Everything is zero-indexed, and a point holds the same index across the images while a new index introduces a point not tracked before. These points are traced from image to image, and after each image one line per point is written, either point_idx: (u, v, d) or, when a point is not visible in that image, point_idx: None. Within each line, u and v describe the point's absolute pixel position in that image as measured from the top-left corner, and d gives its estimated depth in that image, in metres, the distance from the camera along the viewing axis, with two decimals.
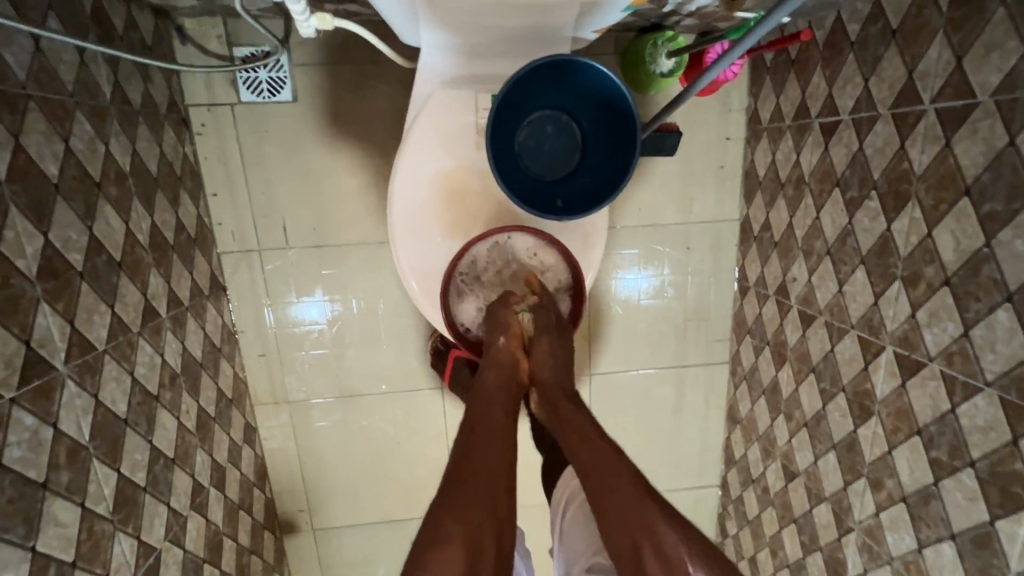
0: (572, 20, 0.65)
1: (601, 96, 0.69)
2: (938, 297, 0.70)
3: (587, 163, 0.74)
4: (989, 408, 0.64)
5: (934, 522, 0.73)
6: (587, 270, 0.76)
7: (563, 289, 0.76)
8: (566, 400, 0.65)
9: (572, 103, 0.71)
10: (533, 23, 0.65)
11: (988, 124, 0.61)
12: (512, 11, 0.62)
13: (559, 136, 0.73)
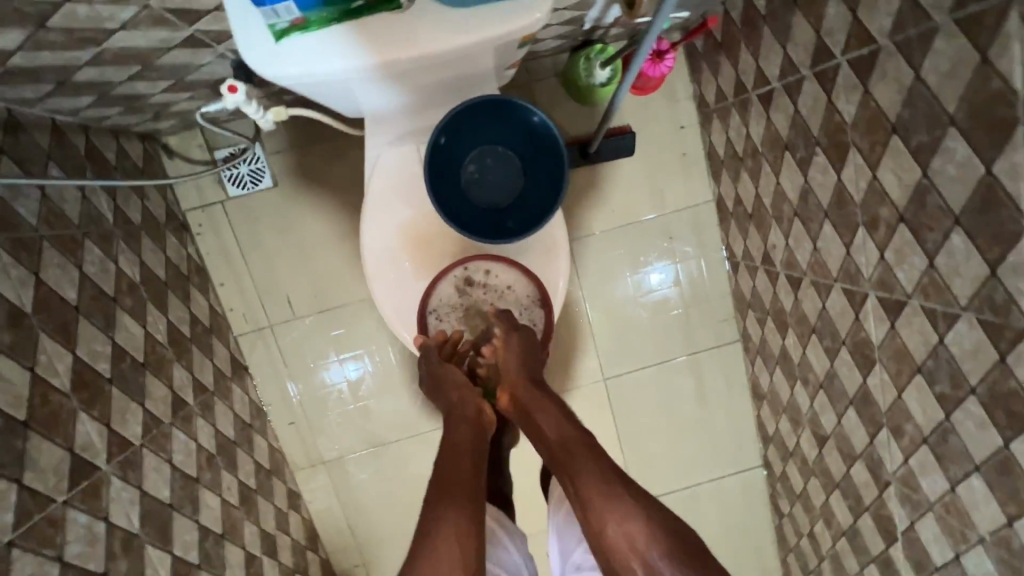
0: (493, 62, 0.68)
1: (524, 123, 0.75)
2: (899, 235, 0.71)
3: (531, 183, 0.80)
4: (971, 331, 0.64)
5: (957, 458, 0.72)
6: (556, 281, 0.79)
7: (534, 302, 0.79)
8: (547, 405, 0.70)
9: (502, 134, 0.78)
10: (456, 74, 0.68)
11: (894, 64, 0.64)
12: (430, 72, 0.65)
13: (499, 165, 0.80)
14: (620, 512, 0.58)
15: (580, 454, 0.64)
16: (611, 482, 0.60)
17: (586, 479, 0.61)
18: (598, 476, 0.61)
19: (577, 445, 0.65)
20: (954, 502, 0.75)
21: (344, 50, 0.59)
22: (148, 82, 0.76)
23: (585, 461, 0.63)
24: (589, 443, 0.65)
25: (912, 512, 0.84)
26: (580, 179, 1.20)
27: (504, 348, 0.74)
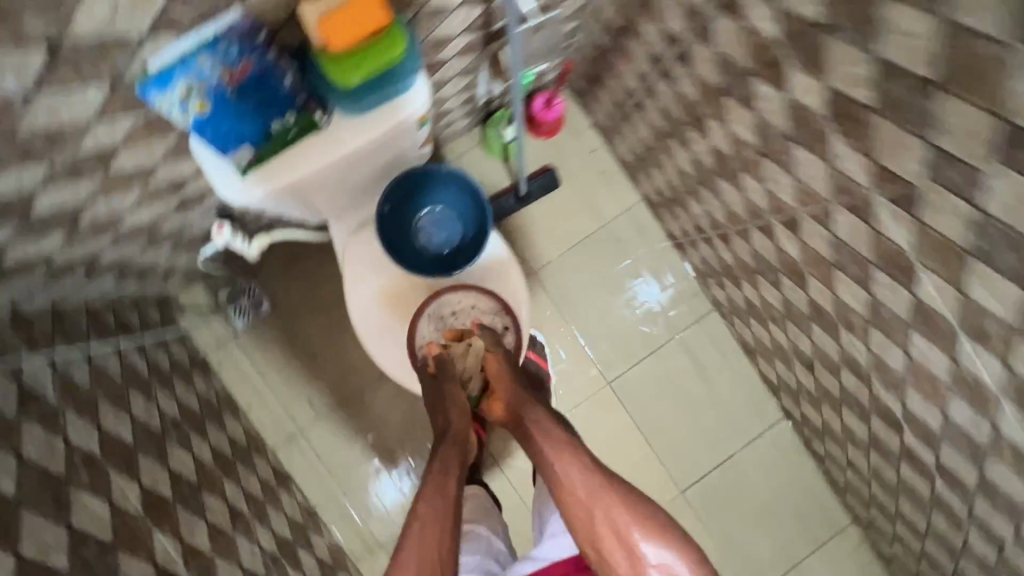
0: (415, 139, 0.79)
1: (448, 183, 0.95)
2: (766, 166, 0.86)
3: (468, 227, 0.98)
4: (845, 217, 0.77)
5: (893, 326, 0.82)
6: (515, 296, 0.94)
7: (500, 316, 0.92)
8: (534, 412, 0.84)
9: (434, 198, 0.96)
10: (387, 158, 0.79)
11: (700, 47, 0.83)
12: (363, 162, 0.75)
13: (438, 222, 0.98)
14: (609, 506, 0.75)
15: (573, 459, 0.79)
16: (595, 478, 0.77)
17: (581, 482, 0.77)
18: (591, 478, 0.77)
19: (571, 449, 0.80)
20: (914, 366, 0.83)
21: (284, 164, 0.67)
22: (154, 248, 0.95)
23: (580, 464, 0.78)
24: (578, 444, 0.80)
25: (896, 394, 0.92)
26: (526, 220, 1.36)
27: (504, 375, 0.87)
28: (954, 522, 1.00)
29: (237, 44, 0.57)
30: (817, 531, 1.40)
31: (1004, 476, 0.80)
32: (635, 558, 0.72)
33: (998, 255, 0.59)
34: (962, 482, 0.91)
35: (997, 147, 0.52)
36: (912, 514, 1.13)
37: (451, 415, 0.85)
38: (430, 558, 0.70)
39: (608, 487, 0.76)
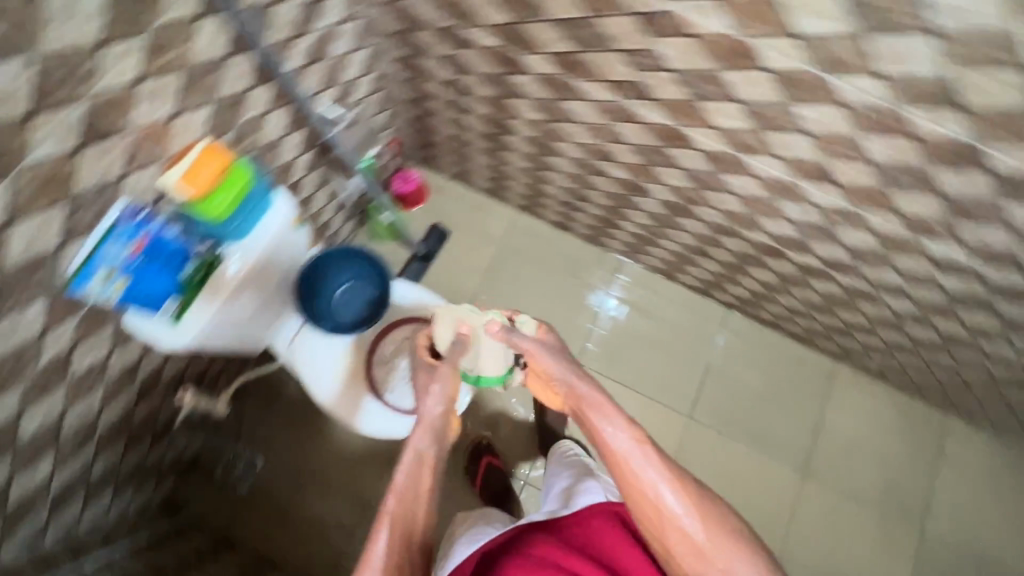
0: (303, 240, 0.96)
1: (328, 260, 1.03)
2: (562, 128, 1.10)
3: (368, 280, 1.07)
4: (625, 128, 1.00)
5: (709, 180, 1.03)
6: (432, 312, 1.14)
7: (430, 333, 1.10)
8: (600, 405, 0.82)
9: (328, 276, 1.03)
10: (288, 264, 0.95)
11: (469, 78, 1.09)
12: (266, 273, 0.91)
13: (346, 290, 1.04)
14: (674, 504, 0.78)
15: (639, 455, 0.79)
16: (670, 477, 0.79)
17: (650, 476, 0.78)
18: (659, 475, 0.78)
19: (638, 446, 0.80)
20: (743, 200, 1.04)
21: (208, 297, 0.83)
22: (135, 446, 1.04)
23: (647, 461, 0.79)
24: (643, 439, 0.81)
25: (756, 229, 1.12)
26: (438, 275, 1.55)
27: (557, 372, 0.86)
28: (871, 299, 1.17)
29: (129, 223, 0.73)
30: (814, 382, 1.53)
31: (851, 235, 0.99)
32: (703, 552, 0.76)
33: (705, 89, 0.82)
34: (842, 262, 1.09)
35: (646, 28, 0.77)
36: (851, 318, 1.29)
37: (439, 400, 0.83)
38: (402, 542, 0.72)
39: (671, 487, 0.78)
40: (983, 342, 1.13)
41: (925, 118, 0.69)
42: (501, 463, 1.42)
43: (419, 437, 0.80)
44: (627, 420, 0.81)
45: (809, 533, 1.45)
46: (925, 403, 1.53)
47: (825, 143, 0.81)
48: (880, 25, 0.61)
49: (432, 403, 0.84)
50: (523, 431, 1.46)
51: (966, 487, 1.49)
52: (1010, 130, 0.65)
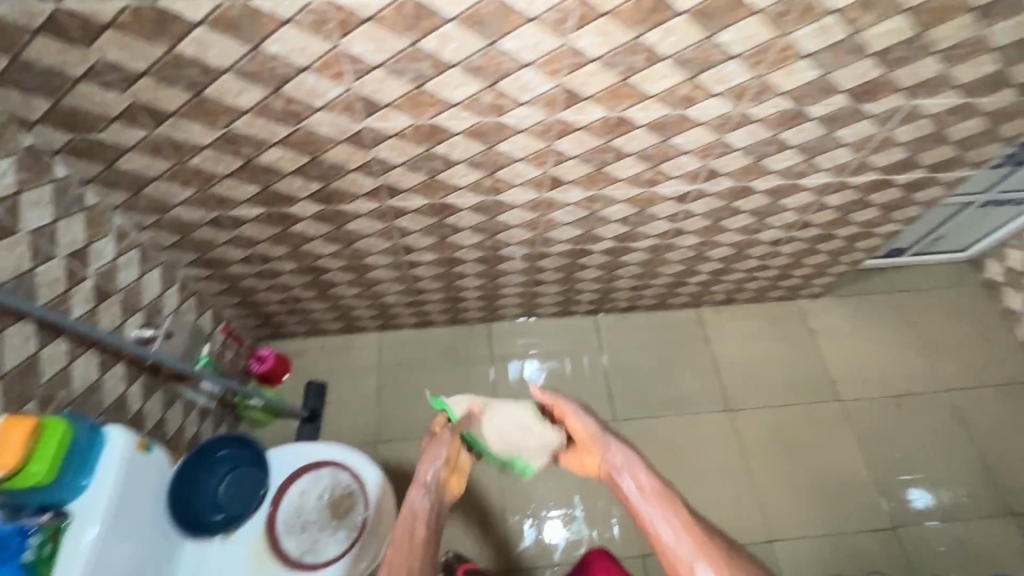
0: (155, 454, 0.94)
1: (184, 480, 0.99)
2: (360, 246, 1.24)
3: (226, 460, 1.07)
4: (404, 221, 1.17)
5: (492, 225, 1.22)
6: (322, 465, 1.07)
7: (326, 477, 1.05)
8: (639, 468, 0.79)
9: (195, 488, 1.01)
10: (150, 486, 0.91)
11: (261, 247, 1.20)
12: (128, 506, 0.86)
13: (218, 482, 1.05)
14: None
15: (669, 521, 0.71)
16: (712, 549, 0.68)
17: (677, 548, 0.69)
18: (689, 547, 0.68)
19: (668, 509, 0.72)
20: (526, 226, 1.24)
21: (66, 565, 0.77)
22: None
23: (681, 530, 0.70)
24: (677, 498, 0.74)
25: (553, 242, 1.31)
26: (334, 425, 1.54)
27: (593, 435, 0.87)
28: (669, 248, 1.39)
29: None
30: (690, 334, 1.71)
31: (612, 211, 1.21)
32: None
33: (431, 166, 1.01)
34: (626, 232, 1.31)
35: (358, 146, 0.95)
36: (672, 270, 1.51)
37: (433, 462, 0.87)
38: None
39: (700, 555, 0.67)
40: (760, 235, 1.38)
41: (573, 114, 0.92)
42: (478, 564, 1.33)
43: (415, 493, 0.83)
44: (655, 478, 0.77)
45: (765, 456, 1.53)
46: (776, 302, 1.77)
47: (536, 160, 1.02)
48: (497, 75, 0.83)
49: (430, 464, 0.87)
50: (482, 520, 1.42)
51: (846, 346, 1.71)
52: (623, 96, 0.90)
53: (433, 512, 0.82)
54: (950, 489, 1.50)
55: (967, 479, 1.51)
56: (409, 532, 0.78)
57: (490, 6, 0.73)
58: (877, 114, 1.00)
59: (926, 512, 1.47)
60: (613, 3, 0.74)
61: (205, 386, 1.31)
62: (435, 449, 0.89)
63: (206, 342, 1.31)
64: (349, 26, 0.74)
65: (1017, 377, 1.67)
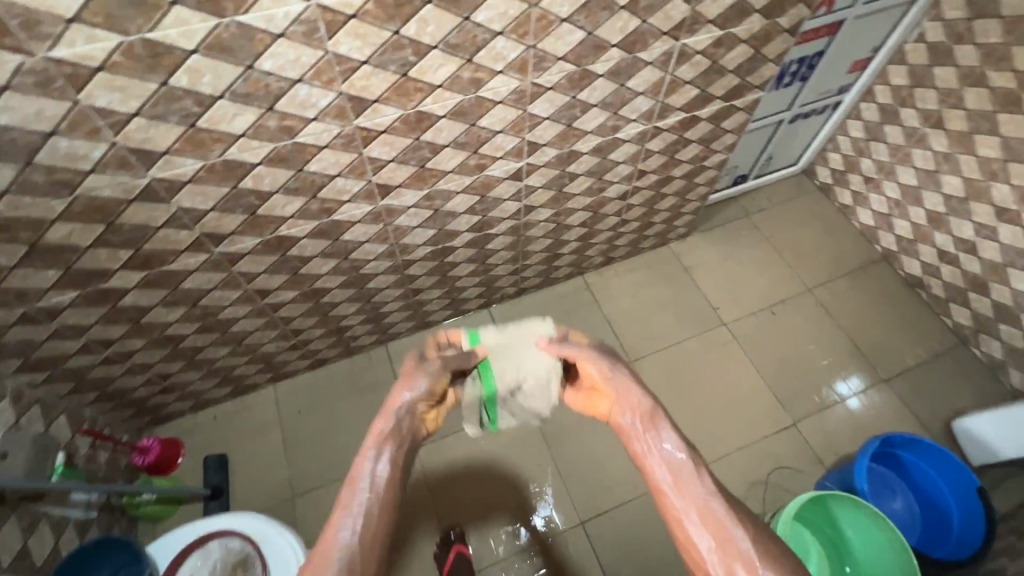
0: None
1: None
2: (208, 303, 1.17)
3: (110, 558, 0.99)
4: (243, 265, 1.12)
5: (341, 246, 1.19)
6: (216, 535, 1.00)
7: (216, 544, 0.98)
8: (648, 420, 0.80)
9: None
10: None
11: (94, 331, 1.11)
12: None
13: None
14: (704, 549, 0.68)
15: (681, 492, 0.72)
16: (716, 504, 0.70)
17: (684, 515, 0.71)
18: (700, 518, 0.70)
19: (681, 471, 0.73)
20: (376, 239, 1.22)
21: None
22: None
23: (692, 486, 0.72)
24: (692, 462, 0.74)
25: (411, 248, 1.31)
26: (245, 494, 1.45)
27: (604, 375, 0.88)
28: (529, 225, 1.43)
29: None
30: (580, 300, 1.78)
31: (455, 204, 1.22)
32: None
33: (245, 202, 0.98)
34: (479, 221, 1.33)
35: (156, 201, 0.90)
36: (543, 245, 1.55)
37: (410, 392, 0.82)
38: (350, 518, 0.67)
39: (710, 524, 0.69)
40: (608, 193, 1.45)
41: (368, 119, 0.93)
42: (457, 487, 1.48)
43: (385, 426, 0.77)
44: (670, 430, 0.78)
45: (671, 394, 1.62)
46: (651, 250, 1.88)
47: (353, 172, 1.02)
48: (271, 97, 0.82)
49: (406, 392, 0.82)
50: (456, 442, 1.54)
51: (720, 273, 1.85)
52: (411, 91, 0.91)
53: (401, 450, 0.77)
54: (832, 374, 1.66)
55: (844, 362, 1.68)
56: (375, 478, 0.71)
57: (227, 30, 0.72)
58: (655, 60, 1.09)
59: (817, 400, 1.62)
60: (355, 4, 0.76)
61: (71, 497, 1.17)
62: (418, 379, 0.83)
63: (59, 450, 1.17)
64: (81, 80, 0.70)
65: (864, 261, 1.88)
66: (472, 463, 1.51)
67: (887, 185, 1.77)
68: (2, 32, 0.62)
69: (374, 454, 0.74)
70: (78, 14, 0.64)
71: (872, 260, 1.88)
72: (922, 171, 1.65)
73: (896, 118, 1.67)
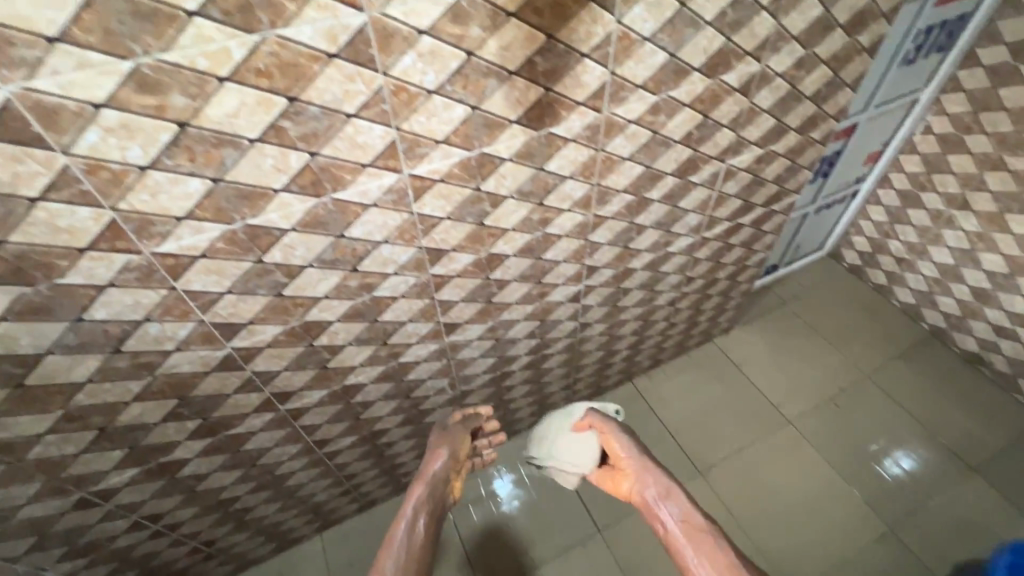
0: None
1: None
2: (267, 460, 1.10)
3: None
4: (306, 418, 1.06)
5: (404, 386, 1.15)
6: None
7: None
8: (668, 488, 0.82)
9: None
10: None
11: (147, 506, 1.02)
12: None
13: None
14: None
15: (701, 551, 0.71)
16: (723, 563, 0.69)
17: None
18: None
19: (695, 534, 0.73)
20: (438, 374, 1.18)
21: None
22: None
23: (705, 546, 0.71)
24: (712, 530, 0.73)
25: (470, 378, 1.27)
26: None
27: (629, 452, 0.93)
28: (583, 341, 1.41)
29: None
30: (633, 410, 1.72)
31: (516, 331, 1.21)
32: None
33: (318, 358, 0.95)
34: (537, 343, 1.30)
35: (232, 370, 0.87)
36: (594, 357, 1.52)
37: (442, 455, 0.92)
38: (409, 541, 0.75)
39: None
40: (657, 301, 1.45)
41: (444, 266, 0.93)
42: (516, 546, 1.46)
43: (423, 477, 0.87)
44: (688, 501, 0.79)
45: (747, 506, 1.51)
46: (696, 348, 1.84)
47: (423, 316, 1.00)
48: (356, 259, 0.83)
49: (440, 455, 0.92)
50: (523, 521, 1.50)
51: (771, 366, 1.80)
52: (485, 237, 0.93)
53: (436, 512, 0.83)
54: (901, 454, 1.58)
55: (914, 441, 1.60)
56: (413, 533, 0.76)
57: (325, 207, 0.73)
58: (704, 181, 1.13)
59: (895, 485, 1.52)
60: (442, 170, 0.78)
61: None
62: (440, 454, 0.92)
63: None
64: (181, 269, 0.69)
65: (913, 341, 1.84)
66: (537, 535, 1.48)
67: (922, 264, 1.79)
68: (116, 238, 0.62)
69: (414, 509, 0.80)
70: (190, 211, 0.65)
71: (921, 339, 1.85)
72: (956, 250, 1.67)
73: (918, 203, 1.72)
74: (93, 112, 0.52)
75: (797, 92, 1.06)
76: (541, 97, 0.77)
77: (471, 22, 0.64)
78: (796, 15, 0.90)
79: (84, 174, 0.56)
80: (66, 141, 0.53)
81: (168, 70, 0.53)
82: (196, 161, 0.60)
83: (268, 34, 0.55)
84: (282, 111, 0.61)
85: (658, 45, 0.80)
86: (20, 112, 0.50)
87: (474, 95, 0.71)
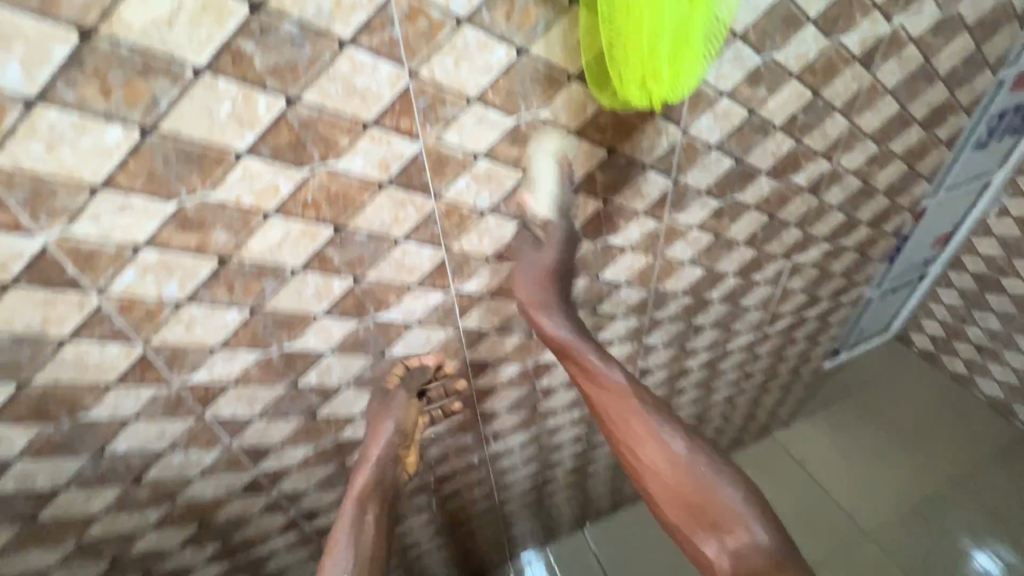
0: None
1: None
2: None
3: None
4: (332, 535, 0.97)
5: (440, 498, 1.05)
6: None
7: None
8: (588, 358, 0.65)
9: None
10: None
11: None
12: None
13: None
14: (667, 462, 0.57)
15: (648, 430, 0.59)
16: (653, 432, 0.59)
17: (650, 452, 0.58)
18: (657, 446, 0.58)
19: (630, 396, 0.62)
20: (475, 483, 1.08)
21: None
22: None
23: (637, 407, 0.61)
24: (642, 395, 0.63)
25: (509, 484, 1.16)
26: None
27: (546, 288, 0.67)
28: None
29: None
30: None
31: (561, 436, 1.10)
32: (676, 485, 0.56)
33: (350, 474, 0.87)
34: (583, 446, 1.19)
35: (258, 491, 0.80)
36: None
37: (387, 430, 0.71)
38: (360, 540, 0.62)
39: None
40: (714, 397, 1.32)
41: (488, 378, 0.86)
42: None
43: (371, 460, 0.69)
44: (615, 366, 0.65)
45: None
46: (753, 444, 1.69)
47: (463, 427, 0.92)
48: None
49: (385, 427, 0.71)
50: None
51: (843, 468, 1.62)
52: (533, 347, 0.86)
53: (384, 507, 0.67)
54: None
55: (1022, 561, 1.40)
56: (360, 539, 0.61)
57: (366, 328, 0.68)
58: (768, 278, 1.04)
59: None
60: (492, 286, 0.72)
61: None
62: (383, 424, 0.71)
63: None
64: (211, 397, 0.64)
65: (1009, 441, 1.63)
66: None
67: (1009, 354, 1.60)
68: (146, 371, 0.58)
69: (358, 507, 0.65)
70: (225, 341, 0.60)
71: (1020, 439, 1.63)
72: None
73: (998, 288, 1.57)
74: (132, 253, 0.49)
75: (869, 187, 0.98)
76: (599, 210, 0.72)
77: (530, 143, 0.60)
78: (871, 114, 0.84)
79: (117, 312, 0.52)
80: (102, 282, 0.50)
81: (213, 208, 0.50)
82: (234, 292, 0.56)
83: (318, 168, 0.51)
84: (328, 240, 0.57)
85: (725, 152, 0.75)
86: (57, 258, 0.47)
87: (529, 211, 0.66)
